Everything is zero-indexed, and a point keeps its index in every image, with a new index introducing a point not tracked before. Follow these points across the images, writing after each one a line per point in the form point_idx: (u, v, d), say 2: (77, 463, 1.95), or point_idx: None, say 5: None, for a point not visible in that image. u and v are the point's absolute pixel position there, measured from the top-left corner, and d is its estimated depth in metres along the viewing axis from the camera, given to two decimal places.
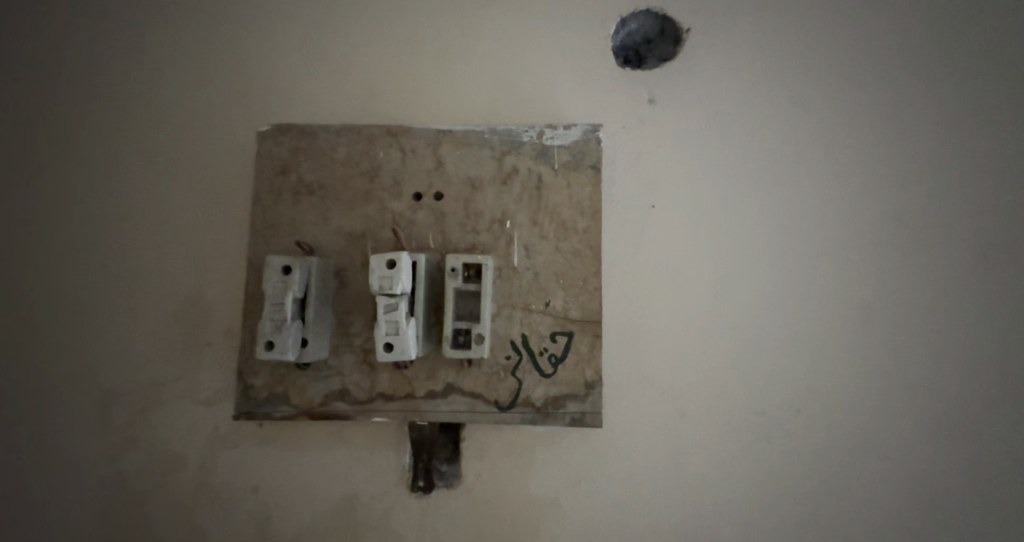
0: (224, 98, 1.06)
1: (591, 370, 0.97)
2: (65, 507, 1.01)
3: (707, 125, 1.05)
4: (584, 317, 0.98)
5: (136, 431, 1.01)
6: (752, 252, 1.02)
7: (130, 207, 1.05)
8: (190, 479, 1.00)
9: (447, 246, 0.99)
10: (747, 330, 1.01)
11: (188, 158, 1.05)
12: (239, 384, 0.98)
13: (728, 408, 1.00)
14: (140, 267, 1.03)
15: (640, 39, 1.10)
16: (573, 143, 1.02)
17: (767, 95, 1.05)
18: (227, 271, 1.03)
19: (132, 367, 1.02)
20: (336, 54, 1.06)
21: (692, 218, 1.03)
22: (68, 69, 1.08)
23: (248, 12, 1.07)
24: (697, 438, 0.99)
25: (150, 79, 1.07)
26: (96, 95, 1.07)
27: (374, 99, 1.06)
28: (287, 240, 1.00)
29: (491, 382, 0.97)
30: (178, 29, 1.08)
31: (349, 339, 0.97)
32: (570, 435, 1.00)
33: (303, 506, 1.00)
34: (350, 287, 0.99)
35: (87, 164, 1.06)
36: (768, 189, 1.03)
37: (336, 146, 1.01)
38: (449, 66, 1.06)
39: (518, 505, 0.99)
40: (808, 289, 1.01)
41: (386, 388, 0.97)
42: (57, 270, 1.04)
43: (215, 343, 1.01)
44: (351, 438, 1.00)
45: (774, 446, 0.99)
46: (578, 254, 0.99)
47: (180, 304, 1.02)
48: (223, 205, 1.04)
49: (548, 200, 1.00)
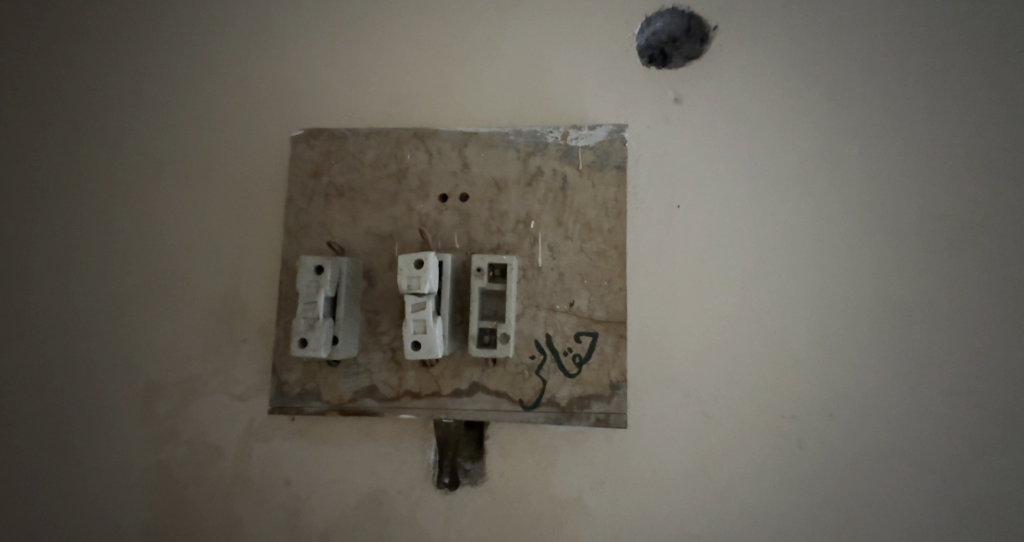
0: (260, 104, 1.10)
1: (616, 371, 0.97)
2: (109, 495, 1.06)
3: (735, 124, 1.03)
4: (608, 318, 0.98)
5: (176, 424, 1.06)
6: (781, 253, 1.00)
7: (173, 208, 1.10)
8: (228, 470, 1.04)
9: (472, 246, 1.01)
10: (776, 331, 0.99)
11: (227, 161, 1.09)
12: (273, 379, 1.01)
13: (756, 411, 0.98)
14: (179, 267, 1.08)
15: (665, 38, 1.08)
16: (598, 143, 1.01)
17: (797, 93, 1.03)
18: (262, 270, 1.06)
19: (174, 362, 1.07)
20: (366, 60, 1.09)
21: (720, 218, 1.02)
22: (113, 79, 1.14)
23: (284, 22, 1.11)
24: (723, 442, 0.98)
25: (189, 87, 1.12)
26: (144, 103, 1.13)
27: (402, 102, 1.08)
28: (319, 241, 1.03)
29: (516, 381, 0.97)
30: (220, 38, 1.12)
31: (378, 337, 1.00)
32: (593, 435, 1.00)
33: (332, 499, 1.03)
34: (379, 287, 1.01)
35: (132, 168, 1.11)
36: (797, 188, 1.01)
37: (365, 149, 1.04)
38: (475, 68, 1.08)
39: (541, 504, 1.00)
40: (840, 292, 0.99)
41: (414, 386, 0.99)
42: (107, 268, 1.10)
43: (249, 340, 1.05)
44: (379, 434, 1.03)
45: (804, 450, 0.97)
46: (603, 254, 0.99)
47: (218, 302, 1.07)
48: (259, 207, 1.08)
49: (572, 200, 1.00)
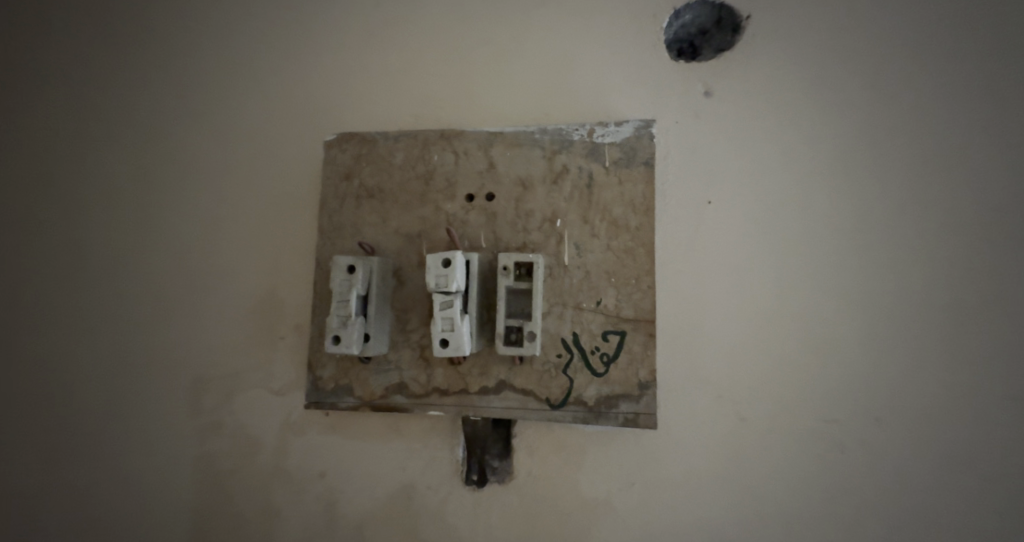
0: (296, 110, 1.15)
1: (645, 370, 0.95)
2: (160, 482, 1.13)
3: (769, 115, 1.00)
4: (637, 316, 0.96)
5: (220, 416, 1.11)
6: (821, 249, 0.96)
7: (216, 212, 1.16)
8: (267, 461, 1.09)
9: (499, 245, 1.01)
10: (815, 331, 0.95)
11: (265, 166, 1.15)
12: (309, 376, 1.05)
13: (796, 415, 0.94)
14: (221, 267, 1.14)
15: (695, 31, 1.07)
16: (625, 140, 1.00)
17: (836, 82, 0.99)
18: (298, 271, 1.11)
19: (218, 358, 1.12)
20: (396, 64, 1.12)
21: (754, 214, 0.99)
22: (165, 91, 1.21)
23: (318, 31, 1.16)
24: (760, 446, 0.95)
25: (230, 96, 1.18)
26: (190, 113, 1.19)
27: (430, 105, 1.10)
28: (350, 242, 1.06)
29: (543, 380, 0.97)
30: (259, 49, 1.18)
31: (407, 335, 1.02)
32: (622, 436, 0.99)
33: (365, 493, 1.05)
34: (408, 286, 1.03)
35: (180, 175, 1.18)
36: (838, 181, 0.97)
37: (394, 151, 1.07)
38: (501, 68, 1.09)
39: (570, 504, 1.00)
40: (887, 289, 0.94)
41: (442, 384, 1.00)
42: (158, 269, 1.17)
43: (287, 337, 1.10)
44: (410, 430, 1.05)
45: (848, 457, 0.93)
46: (630, 252, 0.98)
47: (258, 301, 1.12)
48: (295, 210, 1.12)
49: (598, 197, 1.00)
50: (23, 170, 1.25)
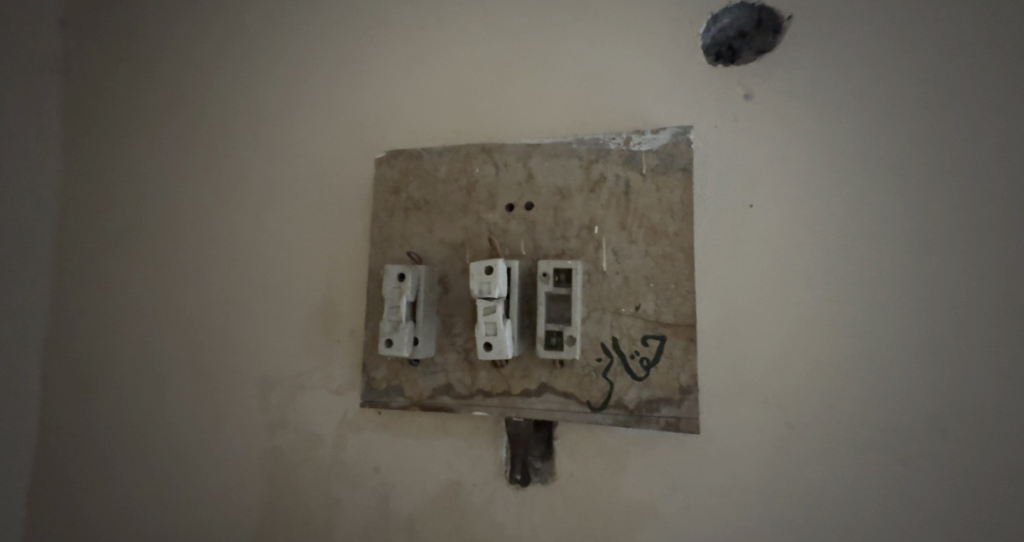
0: (349, 129, 1.23)
1: (686, 375, 0.96)
2: (233, 471, 1.24)
3: (812, 117, 0.98)
4: (676, 321, 0.97)
5: (285, 413, 1.21)
6: (874, 252, 0.93)
7: (278, 224, 1.26)
8: (327, 454, 1.18)
9: (539, 252, 1.05)
10: (868, 337, 0.92)
11: (321, 181, 1.24)
12: (363, 377, 1.13)
13: (852, 425, 0.92)
14: (284, 276, 1.24)
15: (733, 34, 1.06)
16: (662, 147, 1.02)
17: (885, 78, 0.95)
18: (352, 279, 1.19)
19: (282, 359, 1.23)
20: (440, 82, 1.19)
21: (798, 217, 0.97)
22: (234, 115, 1.33)
23: (370, 55, 1.24)
24: (812, 455, 0.93)
25: (291, 118, 1.28)
26: (255, 134, 1.31)
27: (472, 119, 1.16)
28: (399, 251, 1.13)
29: (584, 383, 1.00)
30: (316, 74, 1.28)
31: (453, 339, 1.08)
32: (664, 440, 1.00)
33: (416, 488, 1.12)
34: (452, 292, 1.09)
35: (247, 192, 1.29)
36: (891, 181, 0.93)
37: (439, 166, 1.13)
38: (539, 82, 1.13)
39: (613, 506, 1.01)
40: (950, 294, 0.89)
41: (486, 386, 1.05)
42: (230, 276, 1.29)
43: (343, 341, 1.18)
44: (456, 430, 1.10)
45: (909, 470, 0.89)
46: (669, 257, 0.99)
47: (317, 307, 1.21)
48: (349, 222, 1.21)
49: (635, 204, 1.01)
50: (117, 192, 1.40)
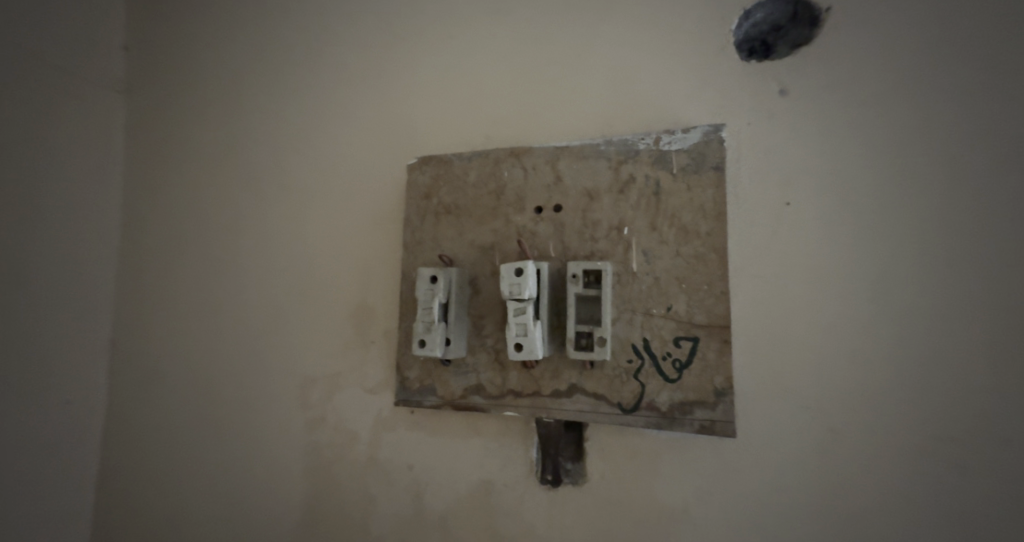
0: (384, 136, 1.27)
1: (720, 377, 0.94)
2: (276, 466, 1.29)
3: (852, 111, 0.95)
4: (709, 322, 0.96)
5: (323, 411, 1.26)
6: (924, 250, 0.89)
7: (316, 229, 1.31)
8: (363, 451, 1.21)
9: (568, 254, 1.05)
10: (917, 340, 0.88)
11: (357, 187, 1.28)
12: (398, 376, 1.16)
13: (899, 431, 0.88)
14: (322, 278, 1.29)
15: (768, 28, 1.02)
16: (693, 146, 1.00)
17: (932, 68, 0.91)
18: (387, 281, 1.23)
19: (320, 359, 1.27)
20: (470, 88, 1.21)
21: (837, 215, 0.94)
22: (275, 125, 1.39)
23: (403, 63, 1.28)
24: (859, 462, 0.89)
25: (328, 126, 1.33)
26: (295, 143, 1.36)
27: (501, 124, 1.17)
28: (431, 254, 1.16)
29: (614, 384, 0.99)
30: (352, 83, 1.32)
31: (483, 340, 1.09)
32: (698, 443, 0.98)
33: (449, 486, 1.14)
34: (483, 294, 1.11)
35: (287, 198, 1.35)
36: (943, 175, 0.89)
37: (468, 171, 1.15)
38: (568, 84, 1.13)
39: (647, 510, 1.00)
40: (1007, 293, 0.84)
41: (516, 386, 1.06)
42: (272, 279, 1.35)
43: (378, 342, 1.22)
44: (487, 430, 1.12)
45: (970, 480, 0.84)
46: (701, 257, 0.98)
47: (353, 309, 1.25)
48: (383, 226, 1.24)
49: (665, 204, 1.00)
50: (171, 202, 1.49)
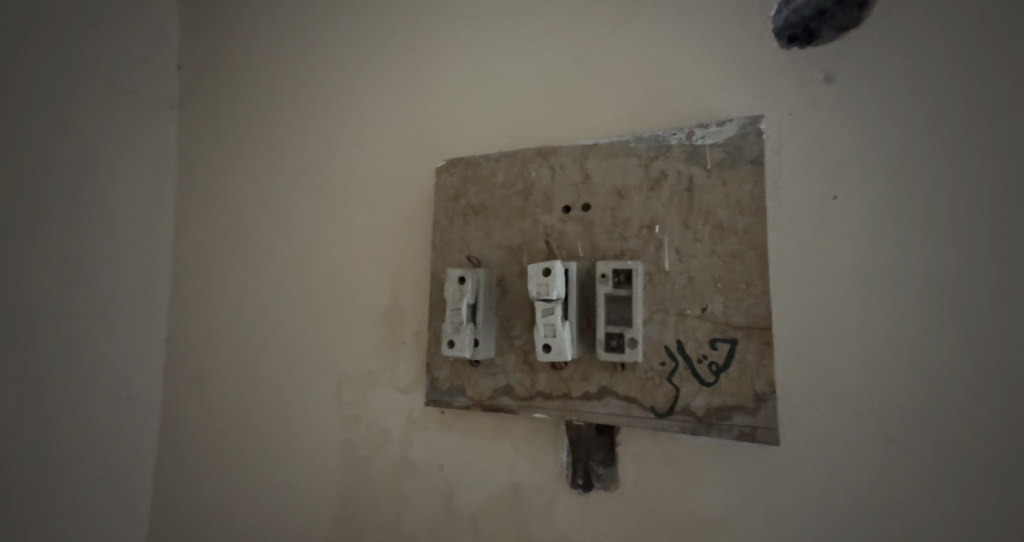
0: (415, 139, 1.29)
1: (760, 381, 0.89)
2: (314, 462, 1.33)
3: (905, 97, 0.88)
4: (748, 324, 0.91)
5: (357, 410, 1.28)
6: (989, 246, 0.82)
7: (350, 232, 1.34)
8: (396, 450, 1.23)
9: (597, 254, 1.03)
10: (980, 344, 0.81)
11: (389, 190, 1.30)
12: (428, 377, 1.17)
13: (960, 441, 0.81)
14: (356, 280, 1.32)
15: (812, 11, 0.94)
16: (728, 139, 0.96)
17: (995, 49, 0.84)
18: (418, 282, 1.24)
19: (354, 359, 1.30)
20: (499, 89, 1.21)
21: (888, 209, 0.87)
22: (312, 131, 1.43)
23: (433, 66, 1.29)
24: (917, 474, 0.83)
25: (362, 131, 1.36)
26: (330, 148, 1.40)
27: (529, 123, 1.16)
28: (459, 256, 1.16)
29: (647, 387, 0.96)
30: (384, 89, 1.34)
31: (512, 341, 1.08)
32: (736, 451, 0.93)
33: (479, 488, 1.13)
34: (511, 295, 1.10)
35: (323, 202, 1.39)
36: (1012, 162, 0.81)
37: (496, 172, 1.14)
38: (597, 80, 1.11)
39: (683, 518, 0.96)
40: None
41: (545, 387, 1.04)
42: (309, 281, 1.39)
43: (409, 342, 1.23)
44: (518, 431, 1.11)
45: None
46: (738, 256, 0.93)
47: (385, 310, 1.27)
48: (414, 228, 1.26)
49: (699, 201, 0.96)
50: (217, 208, 1.56)
